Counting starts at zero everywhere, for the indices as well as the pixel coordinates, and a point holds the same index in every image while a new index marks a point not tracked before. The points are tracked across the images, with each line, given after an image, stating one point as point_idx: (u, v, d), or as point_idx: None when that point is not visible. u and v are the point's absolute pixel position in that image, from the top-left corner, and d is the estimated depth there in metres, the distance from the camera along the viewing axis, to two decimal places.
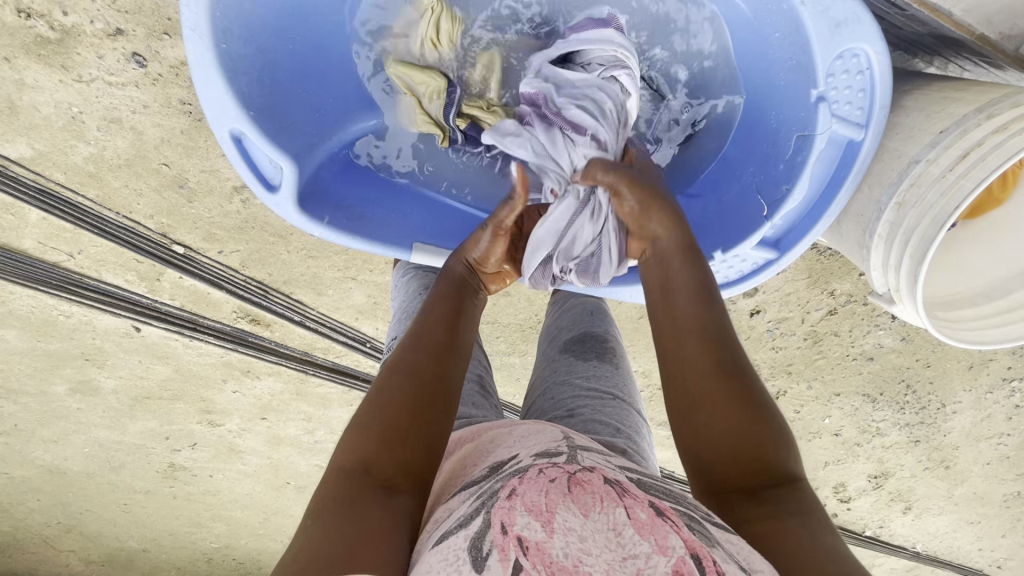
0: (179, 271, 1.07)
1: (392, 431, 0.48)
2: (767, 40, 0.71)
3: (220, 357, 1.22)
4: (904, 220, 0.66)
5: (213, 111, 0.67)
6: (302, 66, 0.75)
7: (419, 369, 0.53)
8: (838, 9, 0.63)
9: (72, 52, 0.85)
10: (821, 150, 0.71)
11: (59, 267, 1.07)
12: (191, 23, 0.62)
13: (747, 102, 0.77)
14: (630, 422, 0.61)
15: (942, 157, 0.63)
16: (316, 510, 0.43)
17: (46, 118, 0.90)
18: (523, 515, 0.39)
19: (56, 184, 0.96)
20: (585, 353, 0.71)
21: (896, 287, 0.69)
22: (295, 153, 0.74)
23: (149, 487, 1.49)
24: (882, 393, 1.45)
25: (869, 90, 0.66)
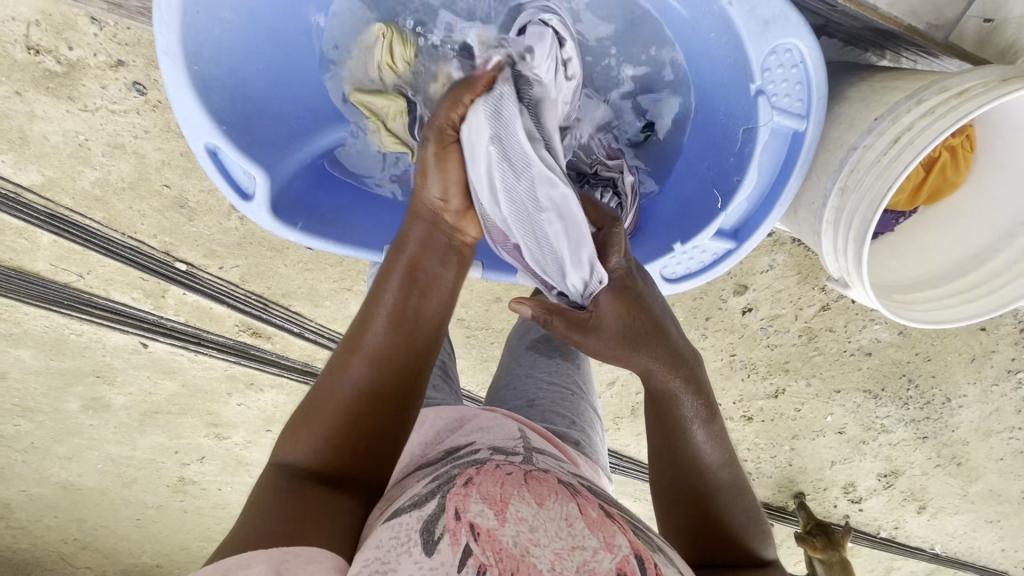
0: (182, 287, 1.12)
1: (325, 436, 0.50)
2: (704, 39, 0.72)
3: (224, 371, 1.26)
4: (847, 204, 0.66)
5: (189, 127, 0.71)
6: (271, 84, 0.79)
7: (352, 378, 0.52)
8: (764, 8, 0.65)
9: (78, 83, 0.90)
10: (767, 141, 0.72)
11: (69, 287, 1.12)
12: (164, 47, 0.66)
13: (698, 97, 0.78)
14: (585, 415, 0.65)
15: (877, 142, 0.64)
16: (256, 500, 0.45)
17: (55, 146, 0.96)
18: (477, 502, 0.41)
19: (65, 208, 1.02)
20: (550, 349, 0.74)
21: (847, 270, 0.68)
22: (268, 163, 0.78)
23: (160, 502, 1.53)
24: (884, 388, 1.44)
25: (804, 82, 0.68)
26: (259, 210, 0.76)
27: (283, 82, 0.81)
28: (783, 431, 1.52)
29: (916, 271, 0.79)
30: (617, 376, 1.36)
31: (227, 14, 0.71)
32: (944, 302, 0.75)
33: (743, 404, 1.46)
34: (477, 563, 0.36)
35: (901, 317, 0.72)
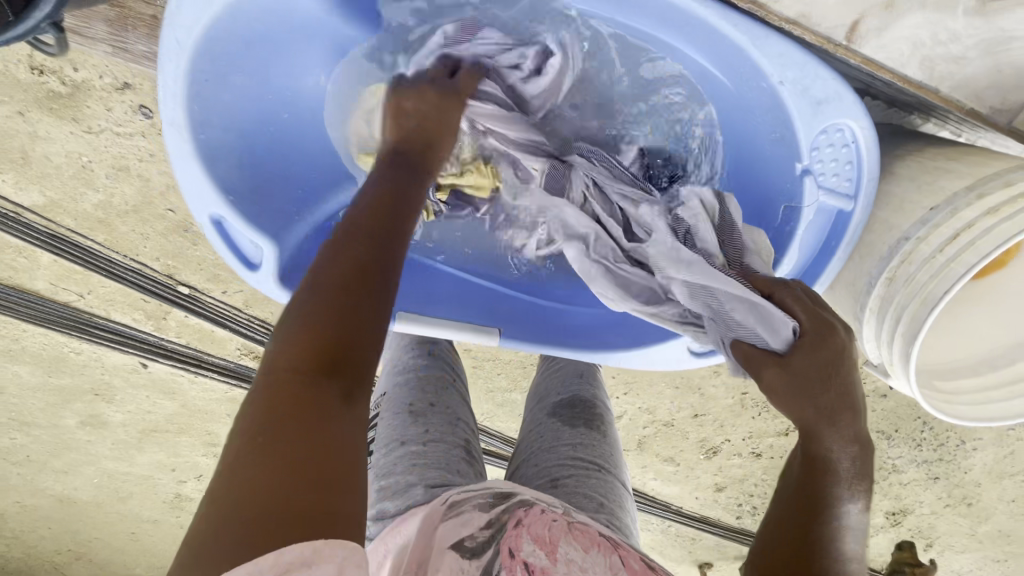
0: (184, 310, 1.09)
1: (330, 328, 0.43)
2: (751, 111, 0.68)
3: (225, 393, 1.23)
4: (895, 298, 0.63)
5: (193, 197, 0.70)
6: (284, 143, 0.76)
7: (360, 257, 0.46)
8: (818, 88, 0.62)
9: (82, 105, 0.88)
10: (811, 219, 0.69)
11: (69, 306, 1.09)
12: (169, 116, 0.65)
13: (740, 168, 0.74)
14: (615, 494, 0.64)
15: (933, 236, 0.60)
16: (266, 417, 0.39)
17: (58, 167, 0.93)
18: (529, 543, 0.46)
19: (66, 229, 0.99)
20: (573, 418, 0.72)
21: (890, 362, 0.65)
22: (274, 230, 0.74)
23: (156, 517, 1.51)
24: (897, 430, 1.40)
25: (855, 163, 0.65)
26: (266, 279, 0.74)
27: (301, 143, 0.77)
28: None
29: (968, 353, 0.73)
30: (625, 411, 1.33)
31: (239, 78, 0.69)
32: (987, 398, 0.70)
33: (754, 440, 1.36)
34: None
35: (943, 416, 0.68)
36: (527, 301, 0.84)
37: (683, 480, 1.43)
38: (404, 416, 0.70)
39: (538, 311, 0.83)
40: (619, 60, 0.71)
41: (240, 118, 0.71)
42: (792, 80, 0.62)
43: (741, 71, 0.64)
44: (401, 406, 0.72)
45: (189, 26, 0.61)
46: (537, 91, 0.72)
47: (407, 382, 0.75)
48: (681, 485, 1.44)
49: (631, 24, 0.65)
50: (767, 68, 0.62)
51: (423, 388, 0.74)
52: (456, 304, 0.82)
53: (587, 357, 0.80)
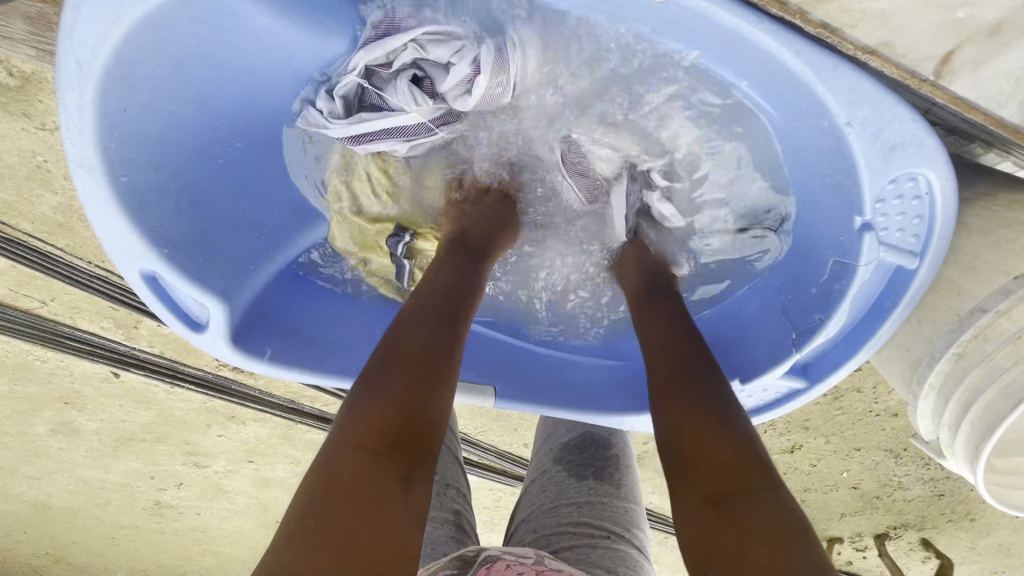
0: (157, 320, 1.02)
1: (404, 404, 0.48)
2: (806, 153, 0.61)
3: (203, 403, 1.17)
4: (965, 377, 0.58)
5: (122, 254, 0.63)
6: (232, 184, 0.69)
7: (431, 336, 0.53)
8: (892, 130, 0.53)
9: (34, 99, 0.78)
10: (867, 275, 0.63)
11: (33, 314, 1.01)
12: (80, 160, 0.57)
13: (796, 211, 0.67)
14: (625, 560, 0.57)
15: (1016, 310, 0.54)
16: (340, 492, 0.42)
17: (11, 166, 0.84)
18: None
19: (24, 234, 0.91)
20: (581, 470, 0.70)
21: (947, 443, 0.63)
22: (225, 286, 0.69)
23: (135, 522, 1.46)
24: (906, 448, 1.35)
25: (924, 218, 0.58)
26: (218, 339, 0.69)
27: (260, 184, 0.72)
28: (794, 485, 1.44)
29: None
30: None
31: (172, 106, 0.61)
32: None
33: None
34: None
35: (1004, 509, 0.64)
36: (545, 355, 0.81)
37: None
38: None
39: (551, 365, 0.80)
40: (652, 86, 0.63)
41: (171, 157, 0.63)
42: (862, 122, 0.54)
43: (801, 107, 0.56)
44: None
45: (93, 46, 0.52)
46: (494, 94, 0.65)
47: None
48: None
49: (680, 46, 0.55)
50: (831, 105, 0.53)
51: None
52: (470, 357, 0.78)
53: (598, 419, 0.76)
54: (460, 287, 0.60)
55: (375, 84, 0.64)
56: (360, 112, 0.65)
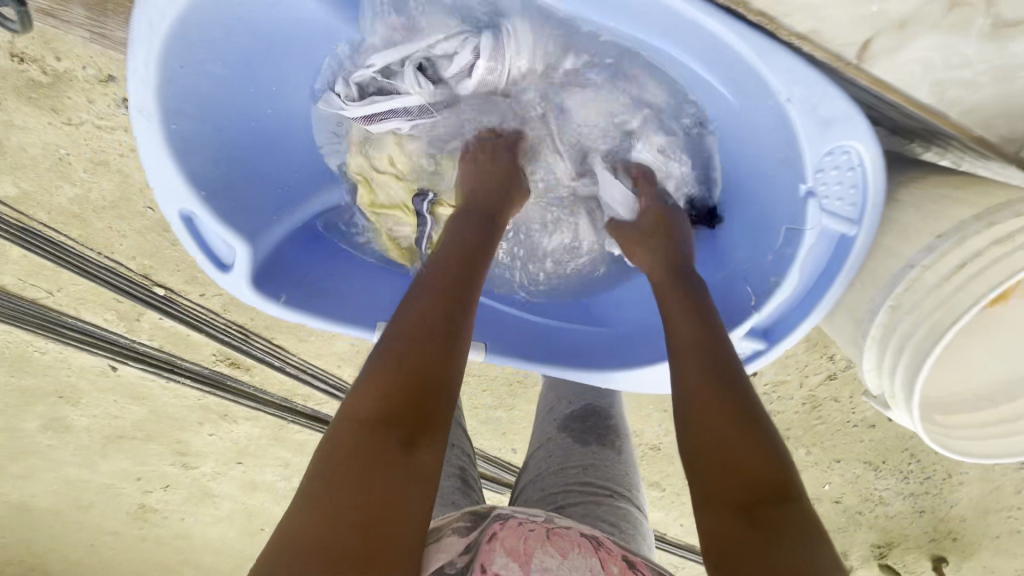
0: (159, 313, 1.05)
1: (397, 378, 0.50)
2: (755, 129, 0.66)
3: (197, 399, 1.19)
4: (899, 327, 0.61)
5: (162, 193, 0.66)
6: (259, 140, 0.74)
7: (439, 317, 0.56)
8: (825, 106, 0.58)
9: (63, 95, 0.84)
10: (812, 243, 0.67)
11: (38, 304, 1.04)
12: (139, 105, 0.61)
13: (752, 183, 0.72)
14: (627, 519, 0.62)
15: (940, 264, 0.58)
16: (336, 461, 0.46)
17: (34, 158, 0.89)
18: (502, 556, 0.46)
19: (39, 223, 0.95)
20: (584, 437, 0.73)
21: (890, 393, 0.64)
22: (250, 231, 0.73)
23: (118, 528, 1.44)
24: (885, 461, 1.38)
25: (860, 186, 0.62)
26: (239, 281, 0.72)
27: (290, 139, 0.77)
28: None
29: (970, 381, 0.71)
30: None
31: (219, 68, 0.65)
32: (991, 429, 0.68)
33: None
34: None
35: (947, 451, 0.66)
36: (529, 321, 0.85)
37: (669, 506, 1.40)
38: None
39: (542, 332, 0.84)
40: (632, 74, 0.70)
41: (215, 108, 0.68)
42: (799, 99, 0.59)
43: (745, 85, 0.62)
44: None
45: (163, 6, 0.56)
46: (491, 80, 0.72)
47: None
48: (665, 512, 1.41)
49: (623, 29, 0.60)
50: (771, 83, 0.58)
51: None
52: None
53: (588, 379, 0.80)
54: (464, 269, 0.62)
55: (385, 76, 0.72)
56: (373, 95, 0.71)
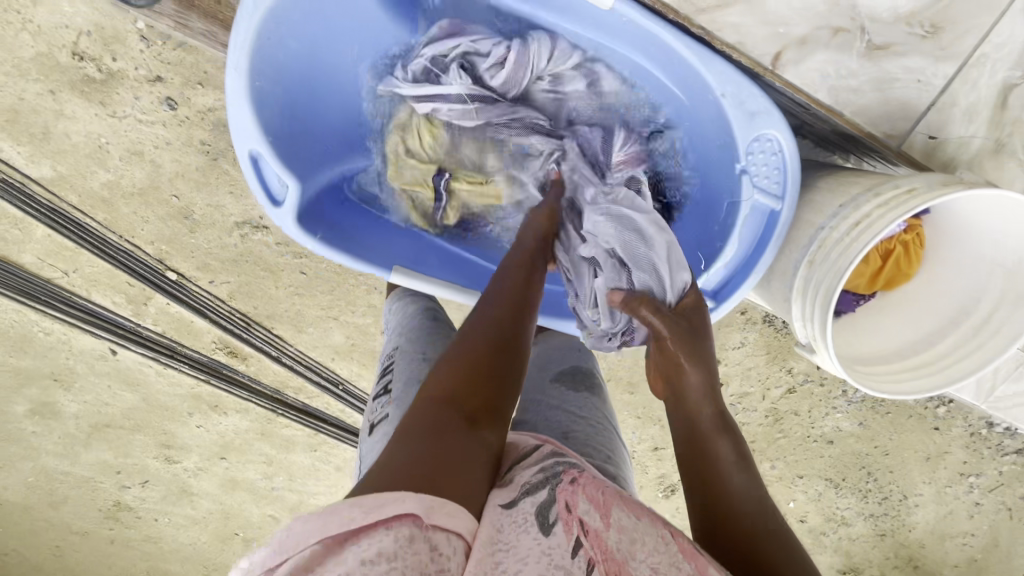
0: (168, 297, 1.11)
1: (464, 371, 0.51)
2: (698, 116, 0.73)
3: (190, 388, 1.23)
4: (812, 280, 0.66)
5: (236, 132, 0.70)
6: (317, 103, 0.78)
7: (505, 323, 0.57)
8: (751, 101, 0.67)
9: (113, 91, 0.95)
10: (746, 217, 0.72)
11: (51, 283, 1.10)
12: (234, 62, 0.66)
13: (696, 166, 0.77)
14: (618, 450, 0.64)
15: (841, 224, 0.63)
16: (404, 433, 0.45)
17: (75, 145, 0.99)
18: (585, 503, 0.42)
19: (68, 205, 1.03)
20: (577, 383, 0.73)
21: (813, 336, 0.66)
22: (303, 175, 0.76)
23: (87, 528, 1.42)
24: (845, 479, 1.44)
25: (781, 169, 0.68)
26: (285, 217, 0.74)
27: (330, 97, 0.79)
28: None
29: (886, 343, 0.75)
30: None
31: (295, 44, 0.71)
32: (903, 379, 0.71)
33: None
34: (587, 555, 0.38)
35: (864, 386, 0.68)
36: None
37: None
38: (417, 363, 0.67)
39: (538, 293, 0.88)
40: (609, 73, 0.75)
41: (286, 70, 0.72)
42: (731, 93, 0.67)
43: (689, 80, 0.70)
44: (414, 355, 0.69)
45: None
46: (519, 79, 0.76)
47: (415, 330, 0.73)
48: None
49: (586, 35, 0.71)
50: (709, 79, 0.67)
51: (434, 338, 0.71)
52: (460, 272, 0.84)
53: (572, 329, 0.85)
54: (527, 284, 0.63)
55: (435, 67, 0.77)
56: (424, 82, 0.77)
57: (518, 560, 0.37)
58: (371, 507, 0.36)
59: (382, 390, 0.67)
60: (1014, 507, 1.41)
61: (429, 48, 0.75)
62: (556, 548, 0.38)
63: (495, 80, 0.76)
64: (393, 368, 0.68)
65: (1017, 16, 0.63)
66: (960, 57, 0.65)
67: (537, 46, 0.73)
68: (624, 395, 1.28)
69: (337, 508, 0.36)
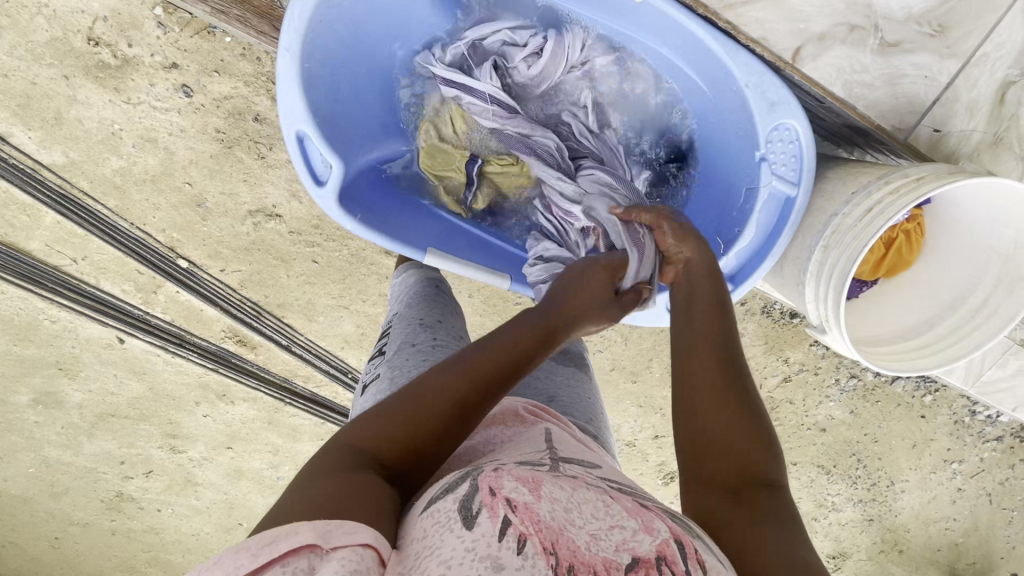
0: (178, 285, 1.12)
1: (404, 426, 0.47)
2: (720, 107, 0.75)
3: (198, 377, 1.23)
4: (829, 259, 0.69)
5: (284, 113, 0.71)
6: (358, 88, 0.79)
7: (456, 396, 0.50)
8: (772, 91, 0.70)
9: (128, 78, 0.95)
10: (764, 204, 0.75)
11: (59, 270, 1.10)
12: (287, 43, 0.68)
13: (711, 155, 0.79)
14: (597, 413, 0.68)
15: (853, 211, 0.67)
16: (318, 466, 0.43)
17: (87, 131, 0.99)
18: (511, 481, 0.40)
19: (79, 191, 1.03)
20: (570, 360, 0.76)
21: (826, 316, 0.70)
22: (344, 155, 0.77)
23: (87, 519, 1.41)
24: (835, 465, 1.49)
25: (799, 157, 0.71)
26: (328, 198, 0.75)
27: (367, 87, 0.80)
28: None
29: (895, 323, 0.79)
30: None
31: (341, 28, 0.73)
32: (912, 357, 0.76)
33: None
34: (517, 532, 0.36)
35: (878, 366, 0.74)
36: None
37: None
38: (414, 328, 0.69)
39: None
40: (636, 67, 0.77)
41: (332, 55, 0.74)
42: (755, 83, 0.70)
43: (714, 71, 0.72)
44: (413, 320, 0.71)
45: None
46: (551, 69, 0.78)
47: (420, 297, 0.76)
48: None
49: (613, 26, 0.74)
50: (734, 70, 0.70)
51: (430, 307, 0.73)
52: (469, 248, 0.85)
53: None
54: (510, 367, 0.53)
55: (472, 56, 0.79)
56: (456, 69, 0.78)
57: (443, 561, 0.35)
58: (259, 550, 0.32)
59: (378, 350, 0.70)
60: (993, 492, 1.48)
61: (467, 42, 0.78)
62: (481, 540, 0.35)
63: (521, 72, 0.79)
64: (386, 341, 0.70)
65: (1015, 19, 0.68)
66: (963, 56, 0.69)
67: (570, 42, 0.76)
68: (626, 383, 1.31)
69: (223, 558, 0.32)
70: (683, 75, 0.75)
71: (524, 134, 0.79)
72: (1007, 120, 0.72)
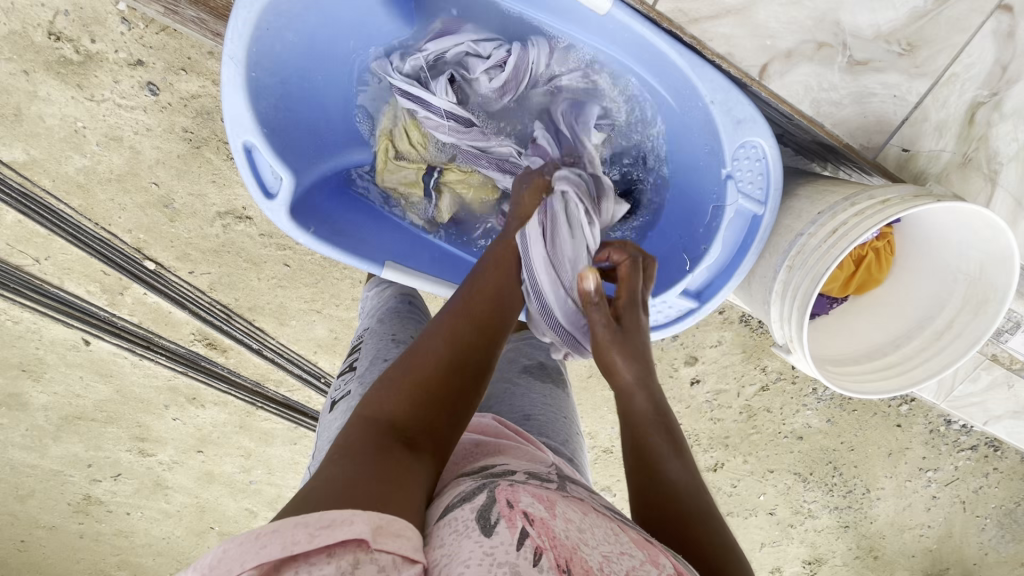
0: (145, 287, 1.09)
1: (427, 391, 0.46)
2: (687, 122, 0.74)
3: (167, 380, 1.20)
4: (793, 280, 0.68)
5: (232, 124, 0.70)
6: (316, 97, 0.78)
7: (457, 341, 0.51)
8: (738, 109, 0.68)
9: (90, 74, 0.92)
10: (730, 221, 0.74)
11: (21, 270, 1.07)
12: (231, 52, 0.66)
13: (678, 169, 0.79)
14: (571, 433, 0.67)
15: (819, 231, 0.66)
16: (338, 451, 0.40)
17: (49, 129, 0.96)
18: (527, 496, 0.39)
19: (41, 190, 1.00)
20: (543, 376, 0.75)
21: (791, 337, 0.69)
22: (296, 167, 0.76)
23: (54, 522, 1.38)
24: (812, 473, 1.50)
25: (765, 174, 0.70)
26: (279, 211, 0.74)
27: (328, 94, 0.79)
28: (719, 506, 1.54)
29: (867, 341, 0.78)
30: None
31: (290, 37, 0.70)
32: (879, 378, 0.75)
33: None
34: (534, 544, 0.35)
35: (844, 388, 0.73)
36: None
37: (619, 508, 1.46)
38: (387, 343, 0.68)
39: None
40: (602, 80, 0.76)
41: (286, 63, 0.72)
42: (721, 101, 0.68)
43: (679, 86, 0.71)
44: (385, 335, 0.69)
45: None
46: (511, 81, 0.76)
47: (390, 312, 0.74)
48: None
49: (575, 37, 0.72)
50: (699, 87, 0.68)
51: (402, 323, 0.72)
52: (436, 263, 0.85)
53: None
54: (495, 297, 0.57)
55: (430, 69, 0.78)
56: (415, 81, 0.77)
57: (459, 562, 0.33)
58: (316, 533, 0.31)
59: (348, 367, 0.68)
60: (967, 500, 1.49)
61: (422, 54, 0.76)
62: (500, 546, 0.34)
63: (483, 84, 0.77)
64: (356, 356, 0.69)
65: (985, 39, 0.68)
66: (934, 75, 0.69)
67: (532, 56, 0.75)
68: (604, 390, 1.30)
69: (283, 527, 0.31)
70: (648, 89, 0.74)
71: (481, 149, 0.80)
72: (977, 140, 0.72)
